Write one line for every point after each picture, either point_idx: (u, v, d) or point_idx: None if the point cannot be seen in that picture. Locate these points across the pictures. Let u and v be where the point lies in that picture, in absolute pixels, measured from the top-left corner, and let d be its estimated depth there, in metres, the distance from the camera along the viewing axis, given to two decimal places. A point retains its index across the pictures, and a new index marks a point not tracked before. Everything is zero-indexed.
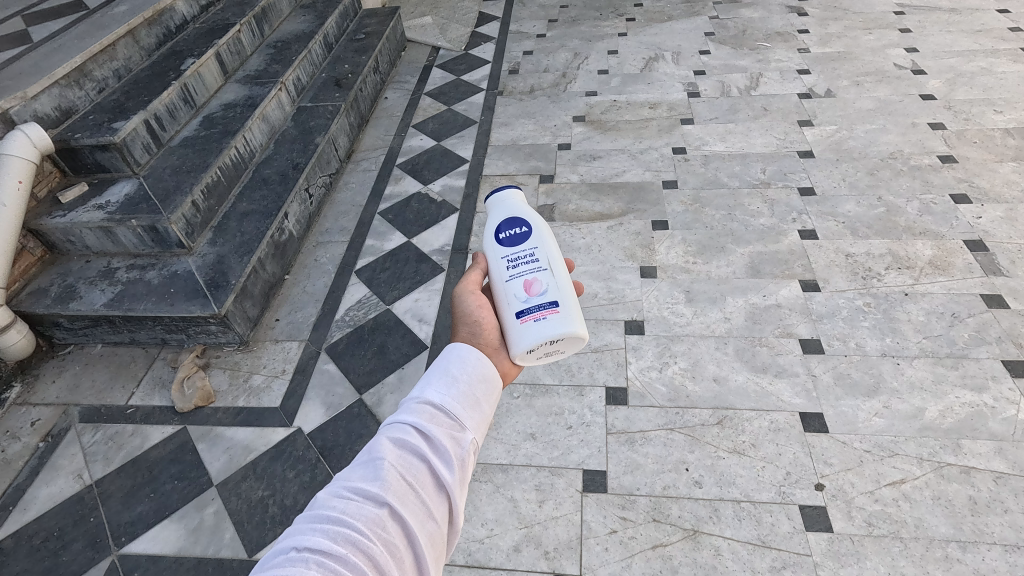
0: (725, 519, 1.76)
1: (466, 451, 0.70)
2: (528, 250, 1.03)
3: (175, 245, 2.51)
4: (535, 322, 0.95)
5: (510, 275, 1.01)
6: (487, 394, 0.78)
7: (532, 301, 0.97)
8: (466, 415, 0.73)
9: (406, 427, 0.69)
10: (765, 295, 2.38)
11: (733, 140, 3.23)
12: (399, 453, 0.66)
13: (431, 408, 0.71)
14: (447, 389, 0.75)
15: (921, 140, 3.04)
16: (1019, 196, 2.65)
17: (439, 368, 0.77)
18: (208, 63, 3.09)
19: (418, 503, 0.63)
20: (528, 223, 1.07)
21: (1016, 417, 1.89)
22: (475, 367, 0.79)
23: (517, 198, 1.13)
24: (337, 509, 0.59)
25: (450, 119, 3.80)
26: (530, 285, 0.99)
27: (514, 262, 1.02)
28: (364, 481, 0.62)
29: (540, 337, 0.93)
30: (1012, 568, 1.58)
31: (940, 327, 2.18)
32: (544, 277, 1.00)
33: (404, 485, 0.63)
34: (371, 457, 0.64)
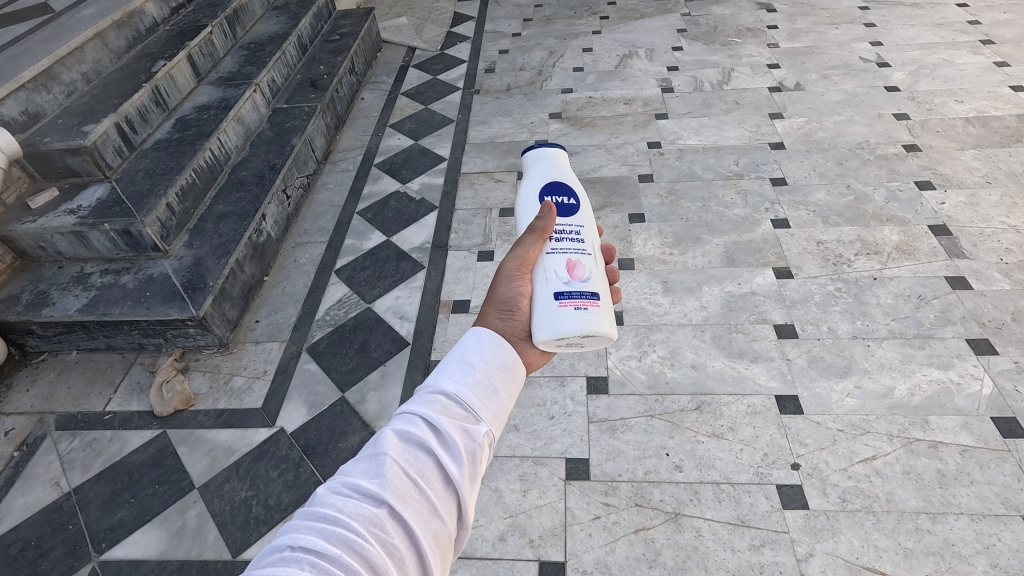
0: (705, 500, 1.79)
1: (478, 445, 0.65)
2: (574, 227, 1.03)
3: (151, 248, 2.49)
4: (574, 309, 0.91)
5: (554, 249, 0.98)
6: (505, 384, 0.74)
7: (574, 285, 0.94)
8: (481, 407, 0.69)
9: (416, 420, 0.65)
10: (739, 283, 2.44)
11: (707, 133, 3.29)
12: (406, 447, 0.63)
13: (443, 400, 0.68)
14: (461, 378, 0.71)
15: (886, 130, 3.12)
16: (980, 182, 2.74)
17: (455, 358, 0.74)
18: (180, 65, 3.06)
19: (423, 502, 0.59)
20: (576, 198, 1.08)
21: (981, 392, 1.96)
22: (493, 356, 0.74)
23: (564, 166, 1.14)
24: (335, 507, 0.57)
25: (428, 118, 3.81)
26: (573, 268, 0.96)
27: (559, 235, 1.01)
28: (366, 477, 0.59)
29: (576, 326, 0.90)
30: (978, 536, 1.64)
31: (908, 309, 2.25)
32: (586, 262, 0.98)
33: (407, 482, 0.60)
34: (375, 452, 0.62)
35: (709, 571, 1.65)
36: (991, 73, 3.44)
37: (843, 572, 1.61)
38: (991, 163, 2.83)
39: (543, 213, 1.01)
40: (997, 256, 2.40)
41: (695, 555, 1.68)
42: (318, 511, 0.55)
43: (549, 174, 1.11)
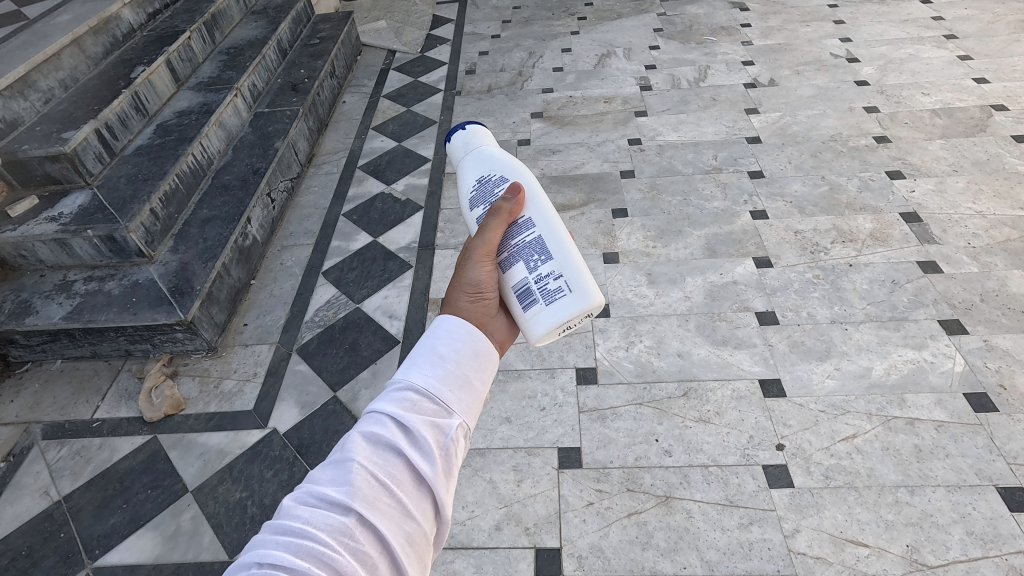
0: (694, 483, 1.84)
1: (451, 439, 0.65)
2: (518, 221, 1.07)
3: (136, 254, 2.48)
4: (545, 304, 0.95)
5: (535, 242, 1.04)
6: (478, 371, 0.74)
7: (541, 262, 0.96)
8: (452, 400, 0.69)
9: (383, 421, 0.64)
10: (721, 273, 2.50)
11: (686, 129, 3.37)
12: (374, 450, 0.62)
13: (412, 396, 0.67)
14: (431, 371, 0.70)
15: (858, 123, 3.22)
16: (947, 170, 2.84)
17: (424, 349, 0.73)
18: (159, 70, 3.05)
19: (394, 506, 0.58)
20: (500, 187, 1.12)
21: (953, 369, 2.05)
22: (463, 345, 0.74)
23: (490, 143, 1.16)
24: (302, 519, 0.55)
25: (410, 119, 3.83)
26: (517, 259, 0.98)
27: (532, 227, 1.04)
28: (332, 485, 0.58)
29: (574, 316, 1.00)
30: (954, 505, 1.72)
31: (883, 293, 2.33)
32: None
33: (376, 486, 0.59)
34: (342, 458, 0.60)
35: (700, 551, 1.69)
36: (955, 66, 3.57)
37: (828, 545, 1.67)
38: (957, 152, 2.94)
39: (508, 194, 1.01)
40: (965, 240, 2.49)
41: (687, 535, 1.73)
42: (284, 525, 0.54)
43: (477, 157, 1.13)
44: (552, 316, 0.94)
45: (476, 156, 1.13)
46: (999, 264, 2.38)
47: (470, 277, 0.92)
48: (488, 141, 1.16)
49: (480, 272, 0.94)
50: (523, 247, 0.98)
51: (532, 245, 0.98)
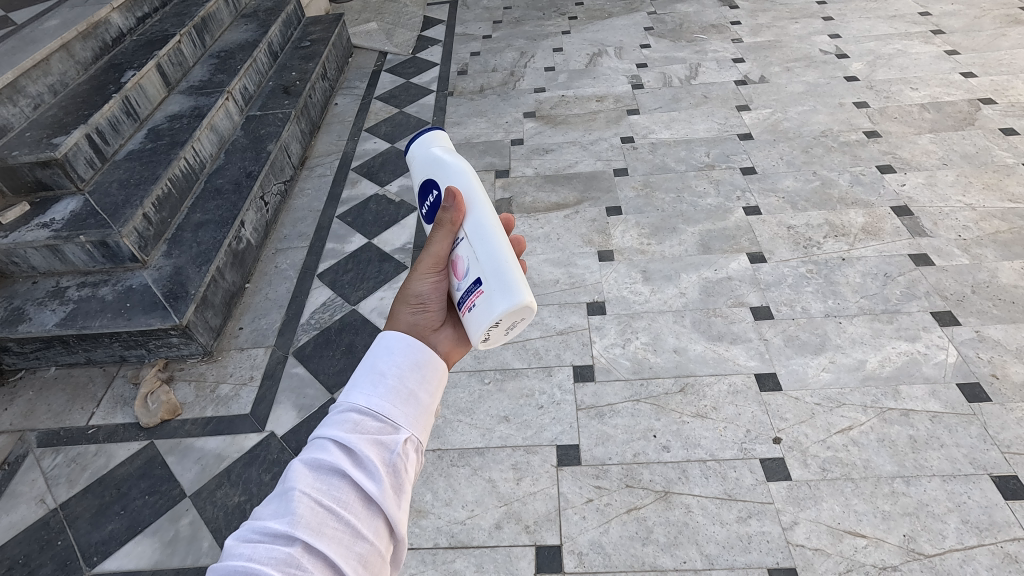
0: (692, 478, 1.85)
1: (397, 455, 0.67)
2: None
3: (129, 260, 2.46)
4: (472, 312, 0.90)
5: None
6: (423, 382, 0.75)
7: (473, 267, 0.91)
8: (396, 414, 0.70)
9: (326, 446, 0.66)
10: (716, 269, 2.51)
11: (677, 127, 3.38)
12: (317, 476, 0.63)
13: (355, 417, 0.68)
14: (372, 389, 0.71)
15: (848, 118, 3.25)
16: (937, 164, 2.87)
17: (364, 368, 0.73)
18: (149, 74, 3.03)
19: (341, 529, 0.60)
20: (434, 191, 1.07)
21: (947, 360, 2.07)
22: (404, 359, 0.75)
23: (433, 149, 1.09)
24: (246, 555, 0.56)
25: (403, 121, 3.83)
26: (457, 266, 0.95)
27: None
28: (275, 518, 0.59)
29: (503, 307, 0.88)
30: (950, 495, 1.73)
31: (875, 286, 2.35)
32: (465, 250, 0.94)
33: (321, 512, 0.60)
34: (285, 489, 0.62)
35: (700, 545, 1.70)
36: (942, 61, 3.60)
37: (826, 537, 1.68)
38: (946, 146, 2.97)
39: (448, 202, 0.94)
40: (956, 233, 2.52)
41: (686, 530, 1.74)
42: (227, 564, 0.55)
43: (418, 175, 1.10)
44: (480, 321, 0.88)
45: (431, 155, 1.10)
46: (990, 256, 2.40)
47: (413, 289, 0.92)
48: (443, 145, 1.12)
49: (427, 285, 0.93)
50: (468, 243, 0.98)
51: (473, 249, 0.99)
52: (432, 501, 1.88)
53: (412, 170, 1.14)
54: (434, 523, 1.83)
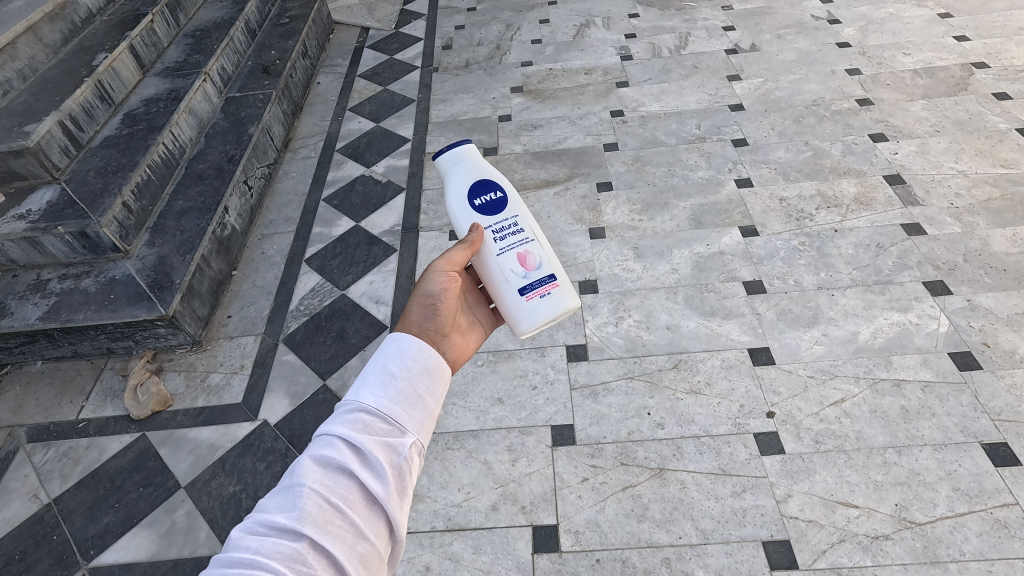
0: (687, 454, 1.86)
1: (405, 457, 0.67)
2: (508, 220, 1.13)
3: (110, 250, 2.41)
4: (539, 299, 1.10)
5: (501, 249, 1.11)
6: (431, 389, 0.75)
7: (542, 267, 1.11)
8: (404, 418, 0.70)
9: (334, 444, 0.65)
10: (708, 244, 2.49)
11: (668, 99, 3.31)
12: (325, 473, 0.63)
13: (364, 416, 0.68)
14: (382, 391, 0.71)
15: (840, 86, 3.19)
16: (930, 131, 2.84)
17: (373, 369, 0.73)
18: (123, 57, 2.93)
19: (347, 528, 0.60)
20: (499, 188, 1.15)
21: (939, 330, 2.07)
22: (413, 365, 0.75)
23: (482, 158, 1.19)
24: (251, 549, 0.55)
25: (388, 99, 3.74)
26: (525, 259, 1.11)
27: (503, 232, 1.12)
28: (281, 513, 0.58)
29: (553, 309, 1.11)
30: (941, 464, 1.75)
31: (867, 257, 2.34)
32: (533, 249, 1.12)
33: (328, 511, 0.60)
34: (291, 484, 0.61)
35: (695, 520, 1.72)
36: (936, 25, 3.53)
37: (819, 508, 1.70)
38: (938, 112, 2.94)
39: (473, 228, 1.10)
40: (948, 201, 2.50)
41: (681, 506, 1.75)
42: (231, 556, 0.53)
43: (473, 172, 1.15)
44: (544, 308, 1.10)
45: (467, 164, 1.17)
46: (982, 224, 2.39)
47: (425, 288, 0.97)
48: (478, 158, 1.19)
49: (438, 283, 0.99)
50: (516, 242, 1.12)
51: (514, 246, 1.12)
52: (427, 485, 1.88)
53: (453, 173, 1.17)
54: (431, 507, 1.84)
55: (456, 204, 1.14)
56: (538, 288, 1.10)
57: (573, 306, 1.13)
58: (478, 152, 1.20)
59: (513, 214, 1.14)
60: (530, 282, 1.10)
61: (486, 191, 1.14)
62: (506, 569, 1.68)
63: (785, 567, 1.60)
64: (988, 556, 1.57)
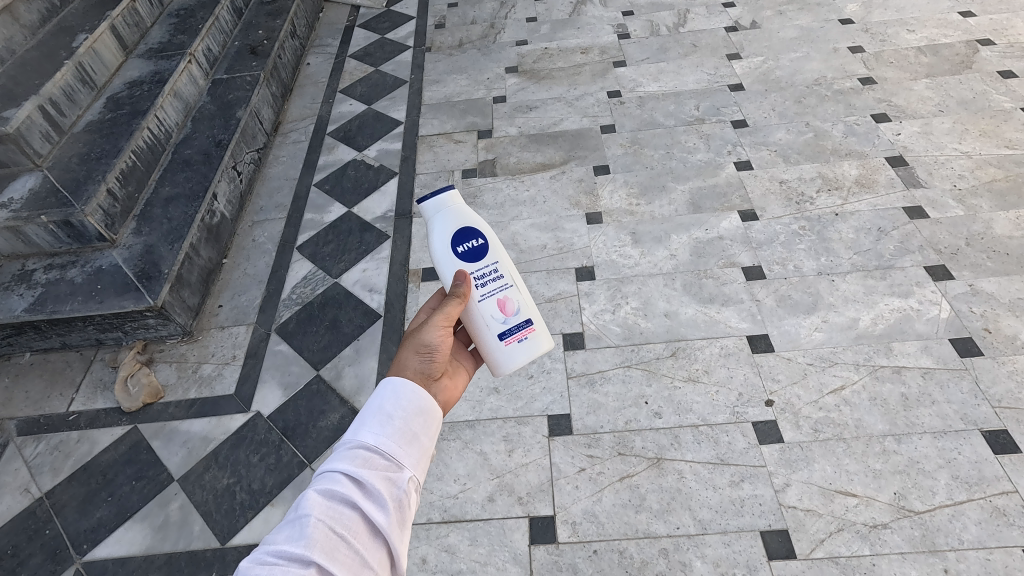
0: (685, 443, 1.84)
1: (404, 490, 0.72)
2: (489, 266, 1.15)
3: (96, 239, 2.35)
4: (517, 343, 1.16)
5: (481, 295, 1.14)
6: (425, 428, 0.80)
7: (518, 312, 1.15)
8: (402, 454, 0.75)
9: (336, 477, 0.70)
10: (706, 229, 2.45)
11: (666, 79, 3.24)
12: (329, 505, 0.67)
13: (365, 452, 0.73)
14: (380, 430, 0.75)
15: (842, 65, 3.12)
16: (933, 111, 2.78)
17: (370, 410, 0.78)
18: (103, 38, 2.82)
19: (350, 556, 0.64)
20: (481, 234, 1.16)
21: (940, 316, 2.04)
22: (408, 404, 0.79)
23: (465, 202, 1.18)
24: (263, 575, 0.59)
25: (379, 80, 3.65)
26: (504, 305, 1.15)
27: (482, 279, 1.14)
28: (289, 541, 0.63)
29: (529, 353, 1.17)
30: (941, 452, 1.74)
31: (869, 242, 2.30)
32: (513, 294, 1.15)
33: (333, 540, 0.64)
34: (298, 515, 0.65)
35: (693, 510, 1.70)
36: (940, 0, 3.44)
37: (818, 498, 1.69)
38: (942, 91, 2.87)
39: (459, 280, 1.13)
40: (951, 183, 2.46)
41: (679, 496, 1.74)
42: None
43: (454, 219, 1.16)
44: (521, 354, 1.16)
45: (448, 213, 1.16)
46: (985, 206, 2.35)
47: (422, 339, 0.99)
48: (460, 203, 1.18)
49: (436, 334, 1.01)
50: (495, 288, 1.15)
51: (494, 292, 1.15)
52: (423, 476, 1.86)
53: (434, 221, 1.17)
54: (426, 498, 1.82)
55: (438, 251, 1.16)
56: (514, 334, 1.15)
57: (547, 350, 1.19)
58: (460, 196, 1.19)
59: (493, 260, 1.15)
60: (507, 329, 1.15)
61: (467, 238, 1.15)
62: (503, 561, 1.68)
63: (783, 557, 1.60)
64: (986, 544, 1.56)
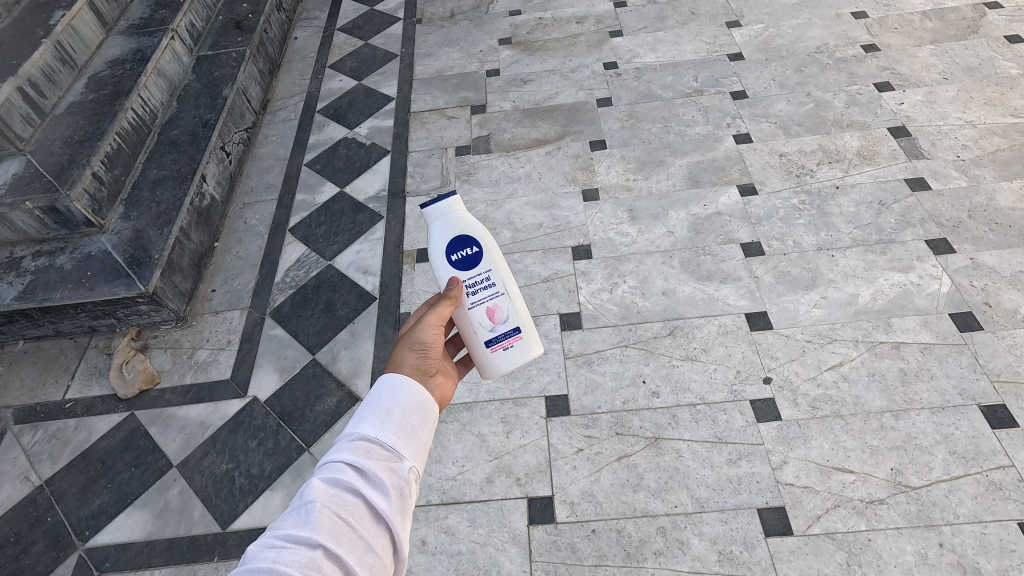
0: (683, 422, 1.84)
1: (406, 479, 0.70)
2: (481, 275, 1.13)
3: (83, 224, 2.31)
4: (503, 350, 1.18)
5: (472, 303, 1.13)
6: (425, 420, 0.77)
7: (507, 320, 1.16)
8: (403, 445, 0.73)
9: (339, 466, 0.68)
10: (705, 204, 2.40)
11: (664, 49, 3.14)
12: (332, 492, 0.66)
13: (366, 443, 0.71)
14: (381, 421, 0.74)
15: (845, 31, 3.03)
16: (937, 79, 2.71)
17: (370, 403, 0.76)
18: (82, 13, 2.68)
19: (355, 541, 0.63)
20: (476, 242, 1.13)
21: (940, 290, 2.02)
22: (407, 397, 0.77)
23: (463, 209, 1.15)
24: (270, 559, 0.58)
25: (369, 54, 3.54)
26: (493, 314, 1.15)
27: (473, 287, 1.13)
28: (295, 526, 0.62)
29: (515, 359, 1.19)
30: (938, 427, 1.74)
31: (869, 215, 2.27)
32: (503, 303, 1.15)
33: (337, 525, 0.63)
34: (302, 502, 0.64)
35: (691, 489, 1.71)
36: None
37: (815, 474, 1.69)
38: (947, 58, 2.79)
39: (452, 282, 1.11)
40: (954, 153, 2.41)
41: (677, 474, 1.74)
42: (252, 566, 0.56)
43: (451, 228, 1.13)
44: (507, 361, 1.19)
45: (445, 220, 1.14)
46: (988, 177, 2.31)
47: (417, 336, 0.97)
48: (457, 209, 1.15)
49: (430, 332, 0.99)
50: (486, 296, 1.14)
51: (484, 300, 1.14)
52: None
53: (429, 226, 1.15)
54: (425, 481, 1.83)
55: (433, 256, 1.14)
56: (501, 343, 1.18)
57: (533, 355, 1.20)
58: (459, 200, 1.16)
59: (485, 267, 1.14)
60: (494, 338, 1.16)
61: (461, 246, 1.12)
62: (502, 541, 1.69)
63: (779, 533, 1.61)
64: (982, 518, 1.57)
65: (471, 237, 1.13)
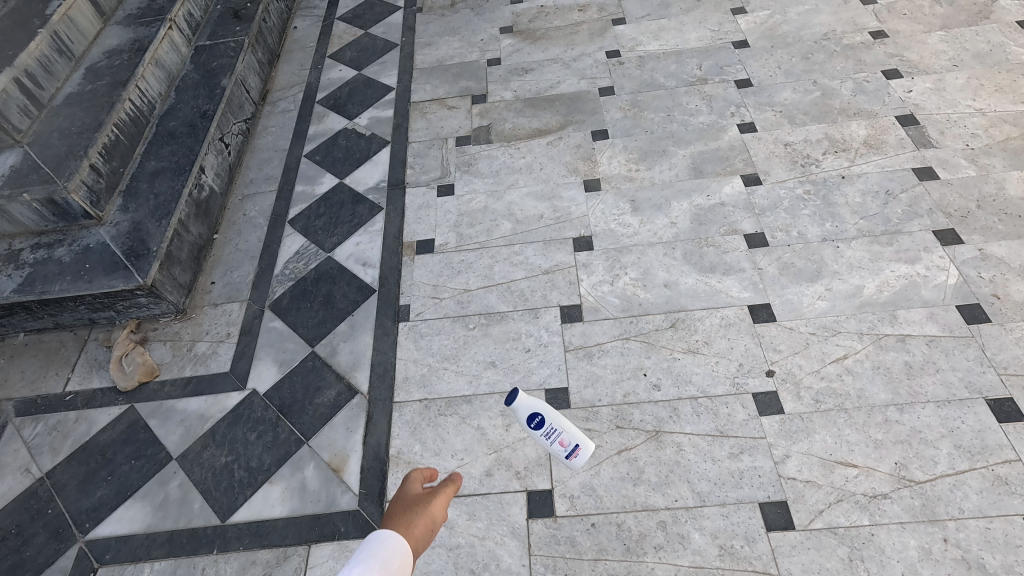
0: (684, 416, 1.82)
1: None
2: (552, 433, 1.51)
3: (82, 217, 2.30)
4: (576, 458, 1.57)
5: (549, 441, 1.53)
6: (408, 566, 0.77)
7: (568, 437, 1.53)
8: None
9: None
10: (708, 195, 2.37)
11: (667, 36, 3.09)
12: None
13: None
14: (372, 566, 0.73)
15: (853, 17, 2.96)
16: (947, 66, 2.65)
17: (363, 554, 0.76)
18: (78, 3, 2.64)
19: None
20: (541, 413, 1.47)
21: (947, 282, 1.98)
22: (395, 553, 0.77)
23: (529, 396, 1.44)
24: None
25: (369, 43, 3.50)
26: (564, 443, 1.54)
27: (548, 437, 1.52)
28: None
29: (582, 459, 1.58)
30: (943, 421, 1.71)
31: (876, 206, 2.23)
32: (567, 437, 1.53)
33: None
34: None
35: (691, 483, 1.70)
36: None
37: (818, 468, 1.67)
38: (957, 45, 2.73)
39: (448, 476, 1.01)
40: (963, 142, 2.36)
41: (678, 468, 1.73)
42: None
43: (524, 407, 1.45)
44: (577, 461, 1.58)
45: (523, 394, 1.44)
46: (997, 166, 2.26)
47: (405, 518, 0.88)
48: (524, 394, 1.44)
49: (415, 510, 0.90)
50: (557, 443, 1.54)
51: (554, 439, 1.53)
52: (420, 452, 1.86)
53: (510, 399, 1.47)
54: None
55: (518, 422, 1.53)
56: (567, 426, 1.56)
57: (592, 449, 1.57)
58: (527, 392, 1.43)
59: (553, 431, 1.51)
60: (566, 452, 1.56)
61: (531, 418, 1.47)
62: (501, 535, 1.68)
63: (781, 528, 1.60)
64: (987, 513, 1.55)
65: (536, 415, 1.46)
